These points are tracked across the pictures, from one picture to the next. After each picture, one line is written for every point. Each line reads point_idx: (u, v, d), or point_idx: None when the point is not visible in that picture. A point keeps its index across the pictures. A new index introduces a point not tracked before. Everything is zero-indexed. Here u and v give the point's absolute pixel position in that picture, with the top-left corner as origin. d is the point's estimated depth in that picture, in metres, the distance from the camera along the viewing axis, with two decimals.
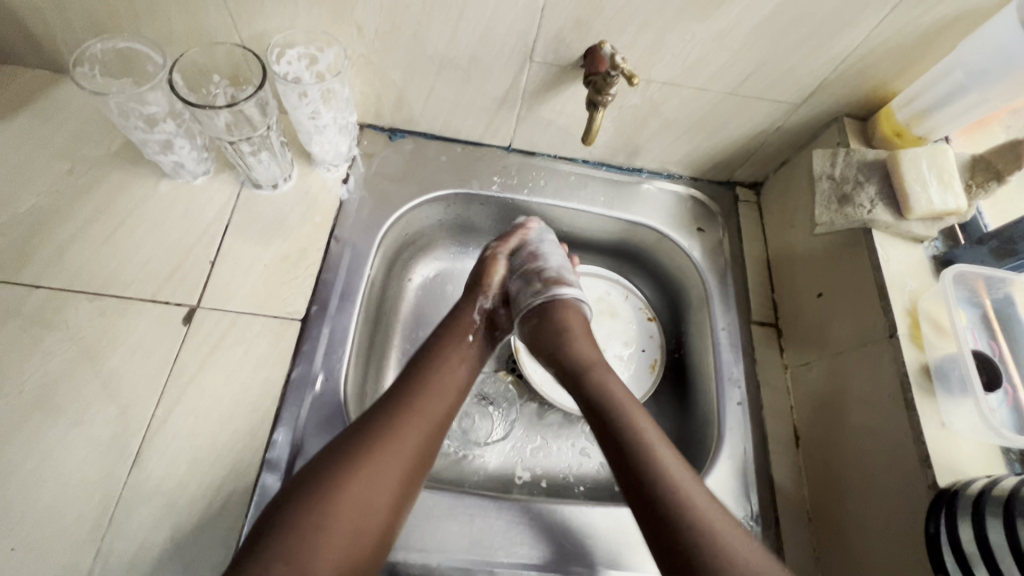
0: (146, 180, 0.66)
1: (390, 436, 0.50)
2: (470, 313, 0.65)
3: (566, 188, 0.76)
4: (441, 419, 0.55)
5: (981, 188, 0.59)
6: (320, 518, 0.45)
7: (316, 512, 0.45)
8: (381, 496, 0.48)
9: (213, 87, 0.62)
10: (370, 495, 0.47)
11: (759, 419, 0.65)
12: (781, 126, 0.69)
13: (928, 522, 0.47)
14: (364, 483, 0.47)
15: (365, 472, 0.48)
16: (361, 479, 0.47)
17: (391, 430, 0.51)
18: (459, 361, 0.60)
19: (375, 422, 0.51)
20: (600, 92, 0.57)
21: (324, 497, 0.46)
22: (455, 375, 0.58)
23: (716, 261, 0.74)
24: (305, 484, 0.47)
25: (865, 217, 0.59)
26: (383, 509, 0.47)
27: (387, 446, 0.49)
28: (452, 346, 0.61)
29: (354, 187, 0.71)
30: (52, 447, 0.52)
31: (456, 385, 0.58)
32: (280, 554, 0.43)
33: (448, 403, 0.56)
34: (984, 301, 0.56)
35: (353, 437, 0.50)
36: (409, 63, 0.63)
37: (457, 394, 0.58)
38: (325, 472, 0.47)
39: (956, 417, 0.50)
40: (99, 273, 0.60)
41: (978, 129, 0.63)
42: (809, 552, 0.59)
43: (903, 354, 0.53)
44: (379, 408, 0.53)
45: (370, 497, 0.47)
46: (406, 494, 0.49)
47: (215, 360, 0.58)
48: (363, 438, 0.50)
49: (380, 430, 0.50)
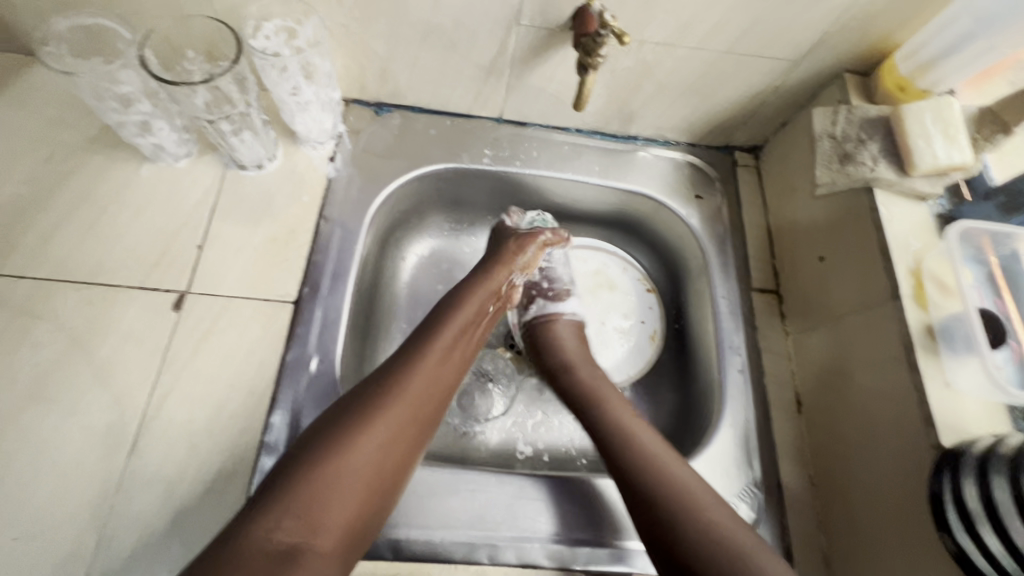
0: (127, 165, 0.64)
1: (399, 402, 0.50)
2: (503, 279, 0.63)
3: (560, 159, 0.74)
4: (447, 389, 0.55)
5: (987, 142, 0.57)
6: (329, 479, 0.44)
7: (327, 475, 0.44)
8: (386, 468, 0.47)
9: (188, 64, 0.58)
10: (379, 462, 0.47)
11: (761, 386, 0.65)
12: (780, 86, 0.67)
13: (933, 482, 0.46)
14: (373, 445, 0.47)
15: (375, 438, 0.47)
16: (370, 443, 0.47)
17: (401, 396, 0.50)
18: (470, 328, 0.59)
19: (384, 386, 0.51)
20: (590, 54, 0.55)
21: (330, 458, 0.45)
22: (463, 345, 0.58)
23: (714, 229, 0.73)
24: (310, 444, 0.46)
25: (867, 175, 0.58)
26: (390, 471, 0.48)
27: (398, 412, 0.49)
28: (464, 309, 0.59)
29: (341, 165, 0.69)
30: (47, 437, 0.51)
31: (462, 356, 0.58)
32: (290, 510, 0.42)
33: (454, 373, 0.56)
34: (989, 259, 0.54)
35: (360, 400, 0.49)
36: (391, 32, 0.61)
37: (463, 363, 0.57)
38: (335, 430, 0.47)
39: (961, 376, 0.49)
40: (84, 261, 0.59)
41: (985, 81, 0.60)
42: (812, 515, 0.59)
43: (906, 314, 0.52)
44: (388, 372, 0.52)
45: (376, 465, 0.47)
46: (410, 462, 0.50)
47: (208, 345, 0.57)
48: (373, 402, 0.49)
49: (388, 396, 0.50)
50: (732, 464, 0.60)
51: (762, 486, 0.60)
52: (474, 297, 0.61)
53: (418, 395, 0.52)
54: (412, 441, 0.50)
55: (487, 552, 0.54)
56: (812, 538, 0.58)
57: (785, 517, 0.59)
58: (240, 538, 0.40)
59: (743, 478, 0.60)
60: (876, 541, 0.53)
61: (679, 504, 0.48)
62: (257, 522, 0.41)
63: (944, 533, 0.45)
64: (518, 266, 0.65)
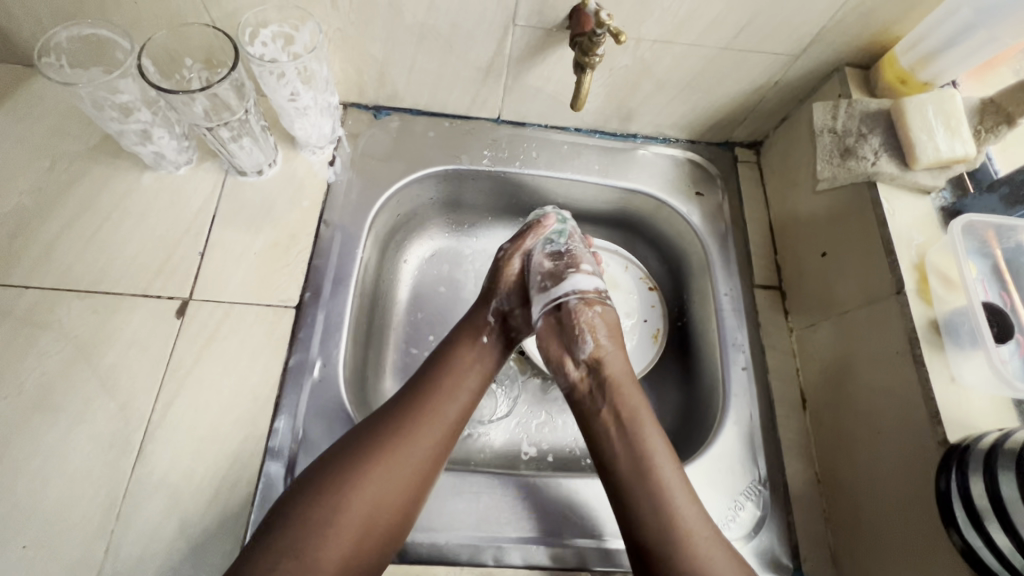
0: (128, 173, 0.64)
1: (399, 446, 0.49)
2: (484, 313, 0.61)
3: (559, 159, 0.74)
4: (454, 427, 0.53)
5: (990, 133, 0.56)
6: (325, 521, 0.45)
7: (324, 517, 0.45)
8: (386, 509, 0.47)
9: (186, 72, 0.59)
10: (377, 507, 0.47)
11: (765, 383, 0.65)
12: (779, 81, 0.66)
13: (939, 478, 0.46)
14: (370, 490, 0.47)
15: (373, 483, 0.47)
16: (366, 489, 0.47)
17: (401, 439, 0.50)
18: (476, 361, 0.57)
19: (384, 429, 0.50)
20: (586, 53, 0.55)
21: (326, 505, 0.45)
22: (470, 378, 0.56)
23: (716, 226, 0.72)
24: (309, 487, 0.46)
25: (868, 169, 0.57)
26: (388, 517, 0.47)
27: (398, 455, 0.49)
28: (466, 345, 0.58)
29: (340, 169, 0.69)
30: (54, 446, 0.52)
31: (472, 388, 0.56)
32: (286, 554, 0.43)
33: (461, 409, 0.54)
34: (995, 252, 0.53)
35: (361, 442, 0.49)
36: (387, 36, 0.61)
37: (473, 397, 0.56)
38: (333, 474, 0.47)
39: (967, 370, 0.49)
40: (88, 270, 0.59)
41: (987, 71, 0.60)
42: (819, 512, 0.59)
43: (911, 309, 0.52)
44: (394, 410, 0.52)
45: (376, 507, 0.47)
46: (413, 507, 0.49)
47: (212, 351, 0.57)
48: (373, 444, 0.49)
49: (387, 438, 0.49)
50: (737, 462, 0.60)
51: (768, 484, 0.60)
52: (477, 332, 0.60)
53: (419, 438, 0.50)
54: (415, 485, 0.49)
55: (492, 554, 0.54)
56: (819, 536, 0.58)
57: (791, 515, 0.59)
58: (242, 571, 0.43)
59: (748, 477, 0.60)
60: (882, 537, 0.52)
61: (682, 543, 0.47)
62: (255, 565, 0.43)
63: (951, 529, 0.44)
64: (496, 289, 0.63)
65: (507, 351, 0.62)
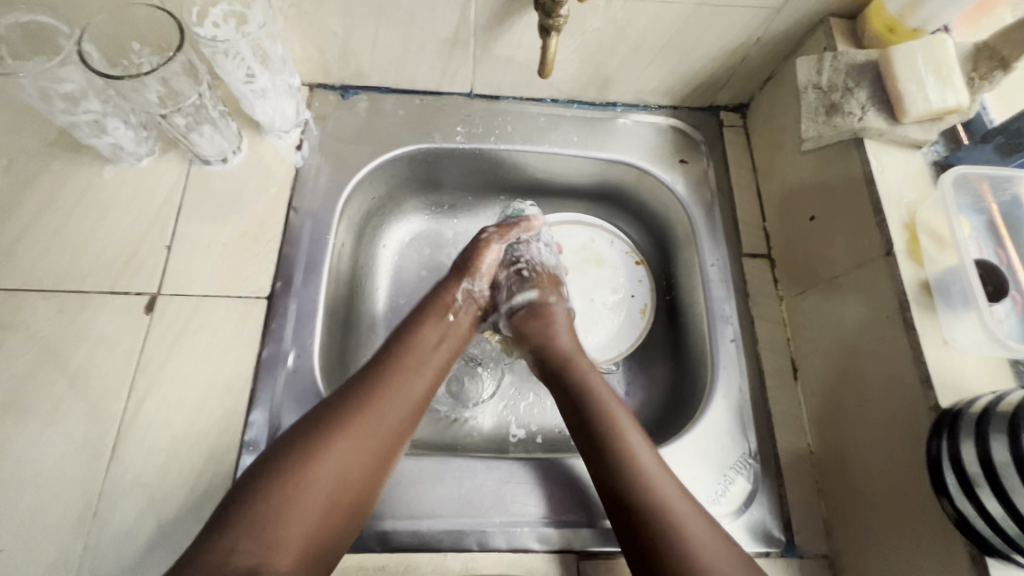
0: (89, 167, 0.62)
1: (365, 417, 0.48)
2: (453, 291, 0.61)
3: (536, 132, 0.71)
4: (421, 400, 0.53)
5: (984, 79, 0.53)
6: (287, 496, 0.43)
7: (288, 491, 0.44)
8: (352, 480, 0.46)
9: (135, 57, 0.57)
10: (341, 482, 0.46)
11: (755, 354, 0.63)
12: (762, 37, 0.63)
13: (931, 444, 0.44)
14: (334, 464, 0.46)
15: (337, 455, 0.46)
16: (332, 461, 0.46)
17: (367, 411, 0.49)
18: (439, 337, 0.57)
19: (346, 402, 0.49)
20: (550, 15, 0.52)
21: (289, 478, 0.44)
22: (435, 352, 0.56)
23: (701, 195, 0.70)
24: (269, 465, 0.45)
25: (855, 125, 0.54)
26: (352, 492, 0.46)
27: (362, 429, 0.48)
28: (430, 321, 0.58)
29: (309, 153, 0.67)
30: (28, 448, 0.51)
31: (438, 362, 0.56)
32: (246, 532, 0.41)
33: (428, 382, 0.54)
34: (990, 206, 0.51)
35: (327, 415, 0.48)
36: (345, 9, 0.58)
37: (438, 372, 0.56)
38: (295, 449, 0.46)
39: (958, 332, 0.47)
40: (53, 268, 0.58)
41: (980, 15, 0.58)
42: (811, 484, 0.58)
43: (900, 271, 0.49)
44: (361, 381, 0.51)
45: (339, 479, 0.46)
46: (378, 481, 0.48)
47: (183, 347, 0.56)
48: (335, 418, 0.48)
49: (352, 412, 0.48)
50: (726, 436, 0.59)
51: (758, 457, 0.58)
52: (439, 308, 0.59)
53: (384, 409, 0.50)
54: (380, 458, 0.48)
55: (476, 538, 0.53)
56: (812, 508, 0.57)
57: (782, 487, 0.57)
58: (203, 556, 0.40)
59: (738, 451, 0.58)
60: (873, 507, 0.51)
61: (652, 499, 0.46)
62: (213, 547, 0.41)
63: (942, 497, 0.43)
64: (472, 273, 0.63)
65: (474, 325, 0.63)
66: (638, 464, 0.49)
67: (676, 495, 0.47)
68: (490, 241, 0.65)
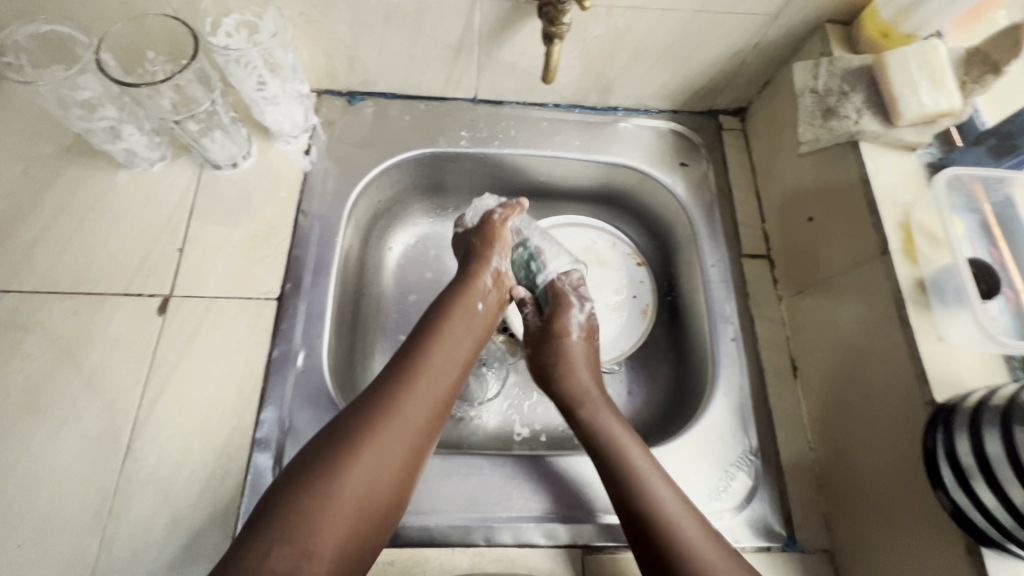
0: (103, 172, 0.64)
1: (397, 414, 0.49)
2: (483, 274, 0.62)
3: (538, 136, 0.72)
4: (443, 402, 0.53)
5: (975, 84, 0.54)
6: (320, 500, 0.44)
7: (319, 496, 0.44)
8: (383, 483, 0.47)
9: (149, 66, 0.58)
10: (373, 486, 0.46)
11: (755, 352, 0.64)
12: (759, 43, 0.64)
13: (926, 438, 0.45)
14: (364, 469, 0.46)
15: (376, 450, 0.47)
16: (370, 455, 0.47)
17: (393, 416, 0.49)
18: (464, 330, 0.58)
19: (378, 400, 0.50)
20: (553, 23, 0.53)
21: (327, 476, 0.45)
22: (459, 346, 0.57)
23: (701, 197, 0.71)
24: (305, 466, 0.46)
25: (851, 128, 0.56)
26: (389, 483, 0.47)
27: (391, 434, 0.48)
28: (453, 317, 0.58)
29: (317, 158, 0.68)
30: (45, 445, 0.52)
31: (459, 362, 0.56)
32: (281, 536, 0.42)
33: (453, 376, 0.55)
34: (983, 207, 0.52)
35: (354, 419, 0.49)
36: (353, 18, 0.59)
37: (463, 366, 0.56)
38: (330, 450, 0.46)
39: (954, 329, 0.48)
40: (68, 271, 0.59)
41: (972, 21, 0.59)
42: (812, 480, 0.59)
43: (895, 270, 0.51)
44: (385, 382, 0.52)
45: (370, 483, 0.46)
46: (413, 473, 0.50)
47: (195, 347, 0.57)
48: (364, 425, 0.48)
49: (384, 410, 0.49)
50: (727, 432, 0.60)
51: (759, 454, 0.59)
52: (466, 299, 0.60)
53: (408, 418, 0.50)
54: (416, 449, 0.50)
55: (483, 533, 0.54)
56: (813, 504, 0.58)
57: (783, 483, 0.58)
58: (239, 561, 0.41)
59: (738, 447, 0.59)
60: (873, 501, 0.52)
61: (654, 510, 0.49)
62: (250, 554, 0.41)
63: (938, 490, 0.44)
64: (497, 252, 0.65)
65: (498, 313, 0.63)
66: (640, 476, 0.51)
67: (672, 498, 0.50)
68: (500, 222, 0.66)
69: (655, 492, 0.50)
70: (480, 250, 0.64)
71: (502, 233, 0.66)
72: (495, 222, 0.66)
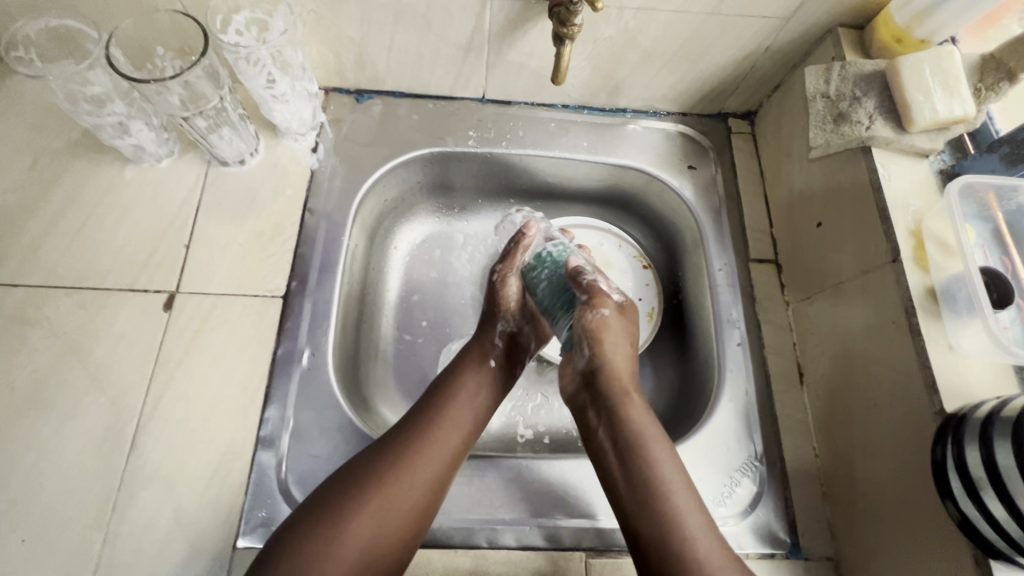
0: (111, 167, 0.64)
1: (402, 474, 0.48)
2: (490, 340, 0.60)
3: (546, 137, 0.72)
4: (455, 456, 0.51)
5: (990, 90, 0.54)
6: (320, 547, 0.43)
7: (319, 543, 0.43)
8: (386, 537, 0.45)
9: (159, 61, 0.58)
10: (373, 541, 0.45)
11: (761, 358, 0.63)
12: (770, 46, 0.64)
13: (935, 448, 0.45)
14: (366, 522, 0.45)
15: (376, 509, 0.46)
16: (370, 516, 0.45)
17: (402, 469, 0.48)
18: (476, 388, 0.56)
19: (387, 452, 0.49)
20: (565, 24, 0.53)
21: (324, 532, 0.44)
22: (471, 404, 0.54)
23: (709, 200, 0.71)
24: (305, 519, 0.45)
25: (862, 134, 0.55)
26: (388, 545, 0.45)
27: (396, 488, 0.47)
28: (471, 366, 0.57)
29: (323, 155, 0.68)
30: (50, 440, 0.52)
31: (476, 415, 0.54)
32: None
33: (462, 437, 0.52)
34: (995, 215, 0.52)
35: (363, 467, 0.48)
36: (363, 16, 0.59)
37: (474, 426, 0.54)
38: (331, 504, 0.45)
39: (964, 338, 0.48)
40: (74, 266, 0.59)
41: (987, 27, 0.58)
42: (817, 488, 0.58)
43: (906, 277, 0.50)
44: (400, 429, 0.51)
45: (372, 536, 0.45)
46: (416, 536, 0.47)
47: (200, 343, 0.57)
48: (371, 476, 0.47)
49: (393, 462, 0.48)
50: (732, 438, 0.59)
51: (764, 460, 0.59)
52: (478, 358, 0.58)
53: (417, 471, 0.48)
54: (419, 512, 0.48)
55: (486, 535, 0.54)
56: (818, 512, 0.57)
57: (788, 491, 0.58)
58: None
59: (743, 453, 0.59)
60: (879, 511, 0.51)
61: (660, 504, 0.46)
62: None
63: (947, 501, 0.44)
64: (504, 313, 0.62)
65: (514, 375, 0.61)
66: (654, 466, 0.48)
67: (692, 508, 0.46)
68: (506, 278, 0.64)
69: (679, 506, 0.46)
70: (489, 313, 0.63)
71: (513, 290, 0.63)
72: (496, 283, 0.64)
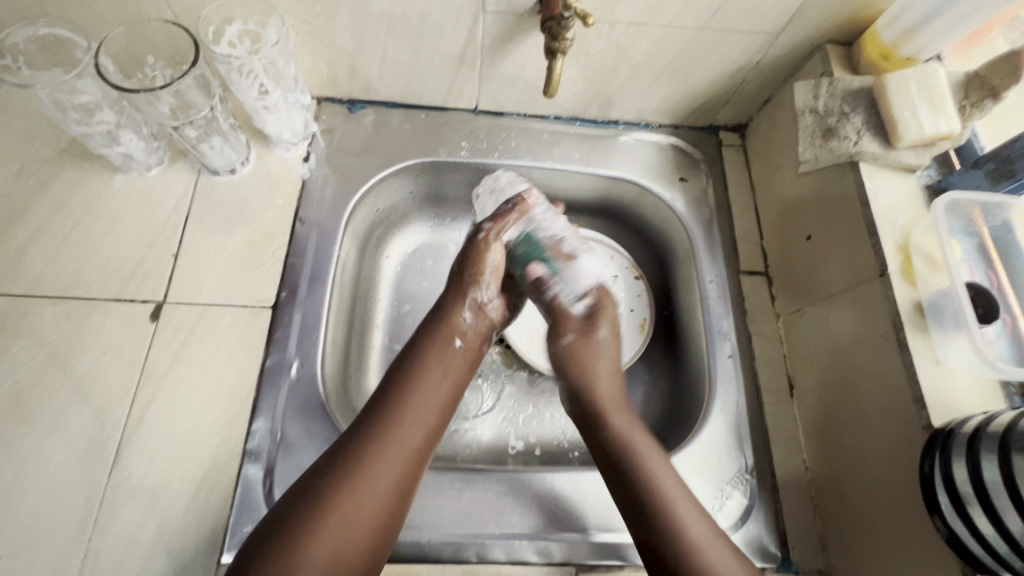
0: (99, 176, 0.63)
1: (369, 469, 0.47)
2: (462, 308, 0.60)
3: (539, 148, 0.72)
4: (421, 447, 0.50)
5: (975, 108, 0.55)
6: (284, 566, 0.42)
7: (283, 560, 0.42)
8: (355, 543, 0.44)
9: (149, 70, 0.59)
10: (339, 555, 0.43)
11: (752, 370, 0.64)
12: (760, 61, 0.64)
13: (923, 462, 0.45)
14: (332, 533, 0.44)
15: (342, 512, 0.45)
16: (335, 521, 0.44)
17: (362, 474, 0.46)
18: (441, 375, 0.55)
19: (347, 457, 0.47)
20: (557, 38, 0.53)
21: (290, 544, 0.42)
22: (429, 399, 0.53)
23: (700, 212, 0.71)
24: (265, 540, 0.43)
25: (850, 149, 0.56)
26: (355, 556, 0.44)
27: (360, 494, 0.46)
28: (433, 351, 0.56)
29: (315, 165, 0.68)
30: (31, 453, 0.51)
31: (440, 404, 0.53)
32: None
33: (427, 430, 0.51)
34: (981, 230, 0.52)
35: (320, 475, 0.46)
36: (356, 27, 0.59)
37: (439, 415, 0.53)
38: (290, 522, 0.43)
39: (951, 352, 0.48)
40: (58, 276, 0.58)
41: (972, 45, 0.59)
42: (807, 500, 0.58)
43: (895, 292, 0.50)
44: (358, 427, 0.49)
45: (339, 546, 0.44)
46: (385, 539, 0.46)
47: (187, 354, 0.57)
48: (331, 484, 0.45)
49: (354, 466, 0.47)
50: (723, 451, 0.59)
51: (754, 473, 0.59)
52: (441, 339, 0.57)
53: (382, 469, 0.47)
54: (387, 511, 0.47)
55: (475, 550, 0.54)
56: (809, 526, 0.57)
57: (778, 504, 0.58)
58: None
59: (733, 467, 0.59)
60: (869, 526, 0.51)
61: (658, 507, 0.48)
62: None
63: (934, 516, 0.44)
64: (484, 276, 0.62)
65: (484, 346, 0.61)
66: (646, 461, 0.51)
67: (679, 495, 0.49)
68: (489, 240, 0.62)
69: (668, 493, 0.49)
70: (464, 275, 0.61)
71: (491, 256, 0.62)
72: (483, 241, 0.63)
